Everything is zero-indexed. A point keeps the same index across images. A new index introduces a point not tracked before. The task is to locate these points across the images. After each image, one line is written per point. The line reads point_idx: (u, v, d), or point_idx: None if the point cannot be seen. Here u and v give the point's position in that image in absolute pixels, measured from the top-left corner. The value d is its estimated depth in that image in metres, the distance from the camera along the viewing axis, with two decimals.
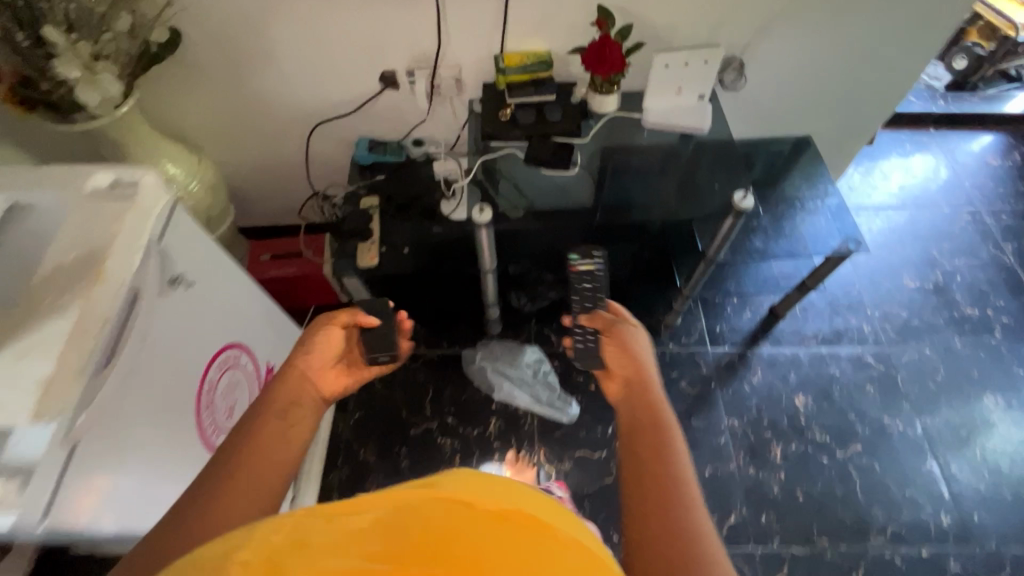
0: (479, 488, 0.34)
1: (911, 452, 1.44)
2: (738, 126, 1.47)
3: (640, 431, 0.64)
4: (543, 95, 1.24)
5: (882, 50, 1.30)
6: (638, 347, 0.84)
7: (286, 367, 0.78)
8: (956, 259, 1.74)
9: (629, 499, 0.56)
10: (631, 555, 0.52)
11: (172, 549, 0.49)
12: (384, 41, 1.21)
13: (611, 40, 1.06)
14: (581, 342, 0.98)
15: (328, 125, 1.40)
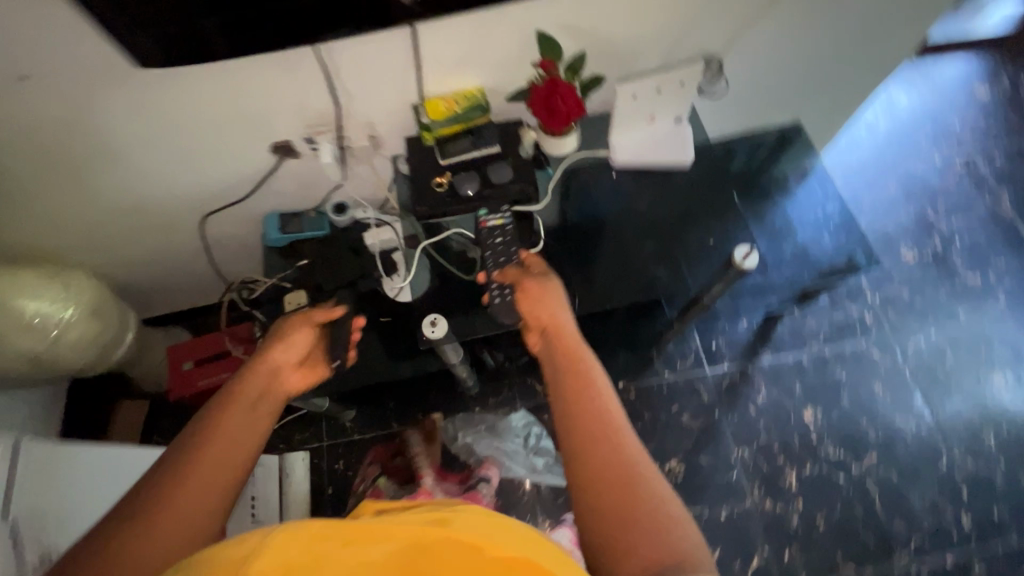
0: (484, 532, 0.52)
1: (924, 453, 1.40)
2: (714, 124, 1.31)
3: (575, 392, 0.79)
4: (484, 151, 1.00)
5: (866, 37, 1.14)
6: (554, 297, 0.92)
7: (223, 397, 0.81)
8: (954, 218, 1.67)
9: (578, 461, 0.71)
10: (579, 500, 0.69)
11: (135, 561, 0.61)
12: (268, 111, 0.94)
13: (564, 87, 0.86)
14: (497, 297, 0.97)
15: (227, 207, 1.14)
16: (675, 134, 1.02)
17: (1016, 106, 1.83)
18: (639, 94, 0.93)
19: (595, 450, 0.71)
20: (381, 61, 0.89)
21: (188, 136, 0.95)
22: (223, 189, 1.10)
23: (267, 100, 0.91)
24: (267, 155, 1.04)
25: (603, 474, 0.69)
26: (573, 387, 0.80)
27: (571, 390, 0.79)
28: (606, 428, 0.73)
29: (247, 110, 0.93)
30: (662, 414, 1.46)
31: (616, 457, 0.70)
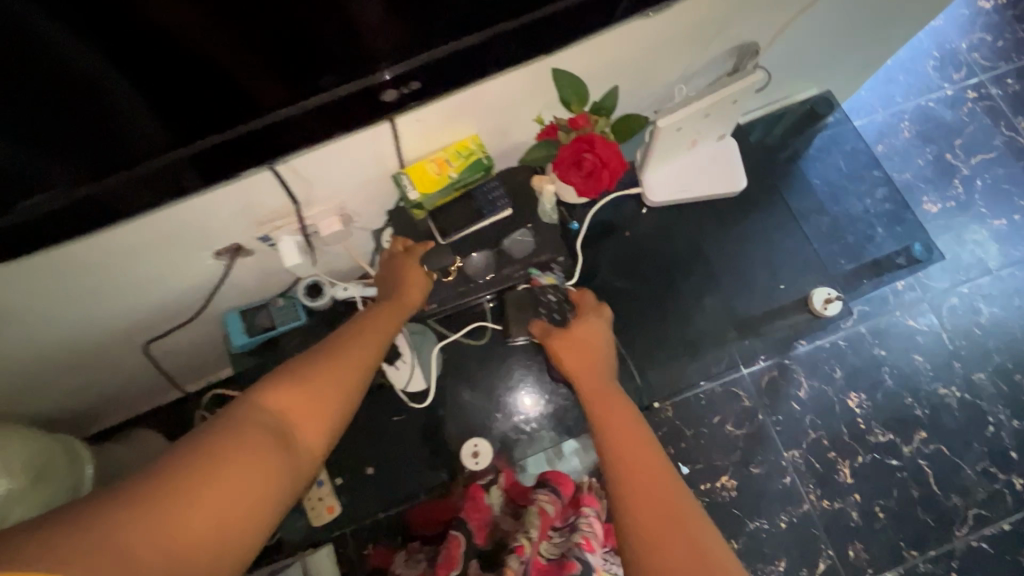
0: None
1: (971, 419, 1.35)
2: None
3: (628, 460, 0.70)
4: (495, 217, 0.79)
5: None
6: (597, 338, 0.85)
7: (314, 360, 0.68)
8: (973, 157, 1.54)
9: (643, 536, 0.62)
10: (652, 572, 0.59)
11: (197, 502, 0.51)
12: (202, 220, 0.70)
13: (609, 153, 0.64)
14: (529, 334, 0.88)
15: (171, 323, 0.90)
16: (718, 162, 0.96)
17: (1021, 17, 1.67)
18: (684, 122, 0.73)
19: (678, 531, 0.61)
20: (351, 137, 0.65)
21: (103, 269, 0.70)
22: (165, 307, 0.85)
23: (207, 208, 0.67)
24: (215, 261, 0.80)
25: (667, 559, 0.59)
26: (616, 440, 0.72)
27: (633, 457, 0.70)
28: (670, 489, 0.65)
29: (180, 224, 0.68)
30: (704, 428, 1.35)
31: (700, 540, 0.61)
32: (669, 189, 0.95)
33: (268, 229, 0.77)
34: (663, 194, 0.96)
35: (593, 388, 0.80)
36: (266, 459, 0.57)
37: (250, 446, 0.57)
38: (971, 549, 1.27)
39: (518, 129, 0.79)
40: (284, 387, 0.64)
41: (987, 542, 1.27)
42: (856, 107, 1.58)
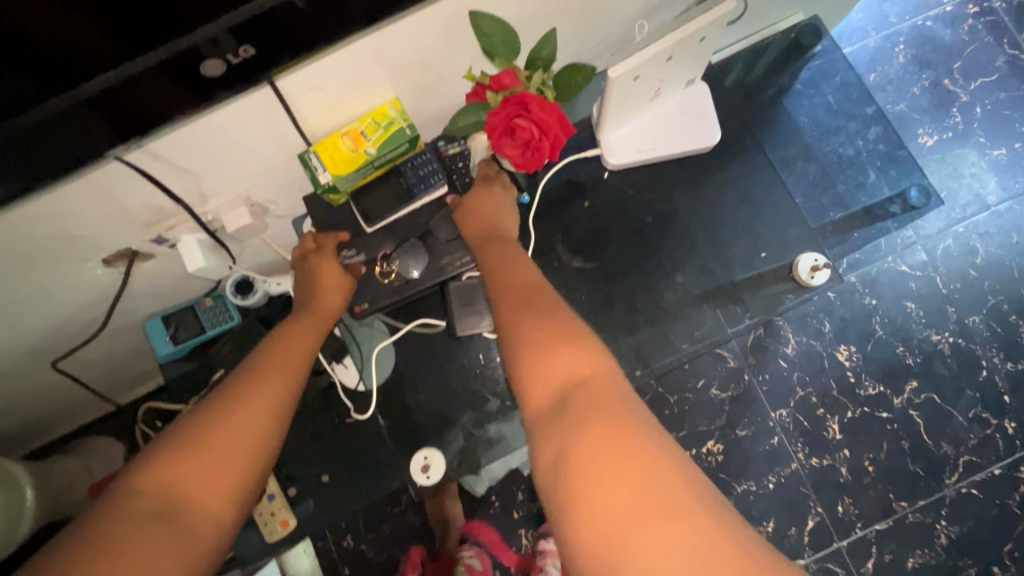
0: None
1: (963, 365, 1.30)
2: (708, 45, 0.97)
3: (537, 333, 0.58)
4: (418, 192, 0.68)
5: None
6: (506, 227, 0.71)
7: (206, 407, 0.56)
8: (972, 81, 1.41)
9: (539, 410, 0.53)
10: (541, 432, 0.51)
11: None
12: (74, 230, 0.58)
13: (543, 116, 0.52)
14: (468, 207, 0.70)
15: (80, 340, 0.79)
16: (685, 115, 0.84)
17: None
18: (642, 69, 0.60)
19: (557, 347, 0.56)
20: (229, 116, 0.52)
21: None
22: (64, 324, 0.74)
23: (66, 215, 0.55)
24: (107, 270, 0.68)
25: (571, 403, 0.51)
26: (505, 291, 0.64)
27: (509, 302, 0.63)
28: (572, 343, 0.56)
29: (38, 235, 0.56)
30: (688, 393, 1.29)
31: (616, 408, 0.50)
32: (629, 149, 0.83)
33: (160, 230, 0.64)
34: (624, 156, 0.84)
35: (496, 258, 0.67)
36: (167, 521, 0.47)
37: (146, 512, 0.47)
38: (961, 496, 1.25)
39: (447, 90, 0.66)
40: (182, 430, 0.54)
41: (977, 488, 1.25)
42: (846, 33, 1.43)
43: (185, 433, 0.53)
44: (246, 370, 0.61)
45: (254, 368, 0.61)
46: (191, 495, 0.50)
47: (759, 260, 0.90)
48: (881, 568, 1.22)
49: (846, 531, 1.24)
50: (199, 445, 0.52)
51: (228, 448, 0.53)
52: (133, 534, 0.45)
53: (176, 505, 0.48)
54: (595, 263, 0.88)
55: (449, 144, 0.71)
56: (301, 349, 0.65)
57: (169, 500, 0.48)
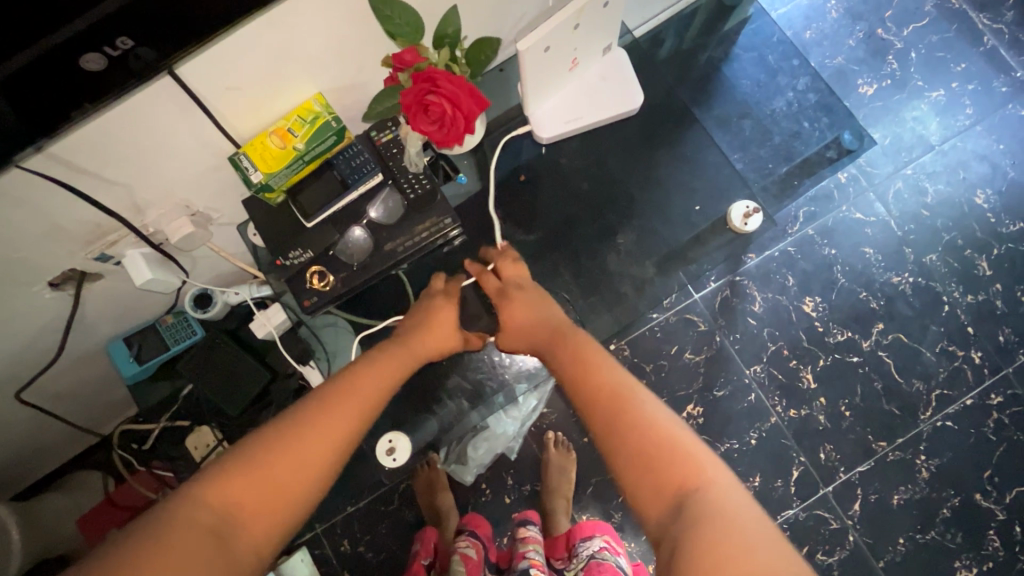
0: None
1: (926, 302, 1.33)
2: (633, 17, 0.99)
3: (622, 414, 0.67)
4: (353, 187, 0.68)
5: None
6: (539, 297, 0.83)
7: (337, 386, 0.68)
8: (904, 28, 1.45)
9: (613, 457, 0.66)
10: (621, 469, 0.65)
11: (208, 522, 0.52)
12: (12, 254, 0.59)
13: (452, 88, 0.54)
14: (411, 188, 0.70)
15: (42, 370, 0.80)
16: (609, 80, 0.87)
17: None
18: (552, 39, 0.62)
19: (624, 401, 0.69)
20: (145, 119, 0.53)
21: None
22: (22, 352, 0.75)
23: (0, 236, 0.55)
24: (54, 293, 0.69)
25: (644, 440, 0.64)
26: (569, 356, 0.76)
27: (573, 367, 0.74)
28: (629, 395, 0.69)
29: None
30: (662, 360, 1.31)
31: (675, 444, 0.63)
32: (558, 122, 0.86)
33: (102, 246, 0.65)
34: (556, 128, 0.86)
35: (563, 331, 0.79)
36: (222, 533, 0.52)
37: (208, 520, 0.52)
38: (938, 429, 1.28)
39: (369, 83, 0.68)
40: (260, 448, 0.59)
41: (951, 420, 1.28)
42: None
43: (265, 448, 0.59)
44: (315, 409, 0.64)
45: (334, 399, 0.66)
46: (251, 516, 0.55)
47: (697, 214, 0.92)
48: (868, 507, 1.25)
49: (830, 476, 1.27)
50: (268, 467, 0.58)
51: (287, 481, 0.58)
52: (189, 538, 0.50)
53: (232, 524, 0.53)
54: (544, 238, 0.90)
55: (382, 132, 0.70)
56: (366, 410, 0.67)
57: (226, 514, 0.54)
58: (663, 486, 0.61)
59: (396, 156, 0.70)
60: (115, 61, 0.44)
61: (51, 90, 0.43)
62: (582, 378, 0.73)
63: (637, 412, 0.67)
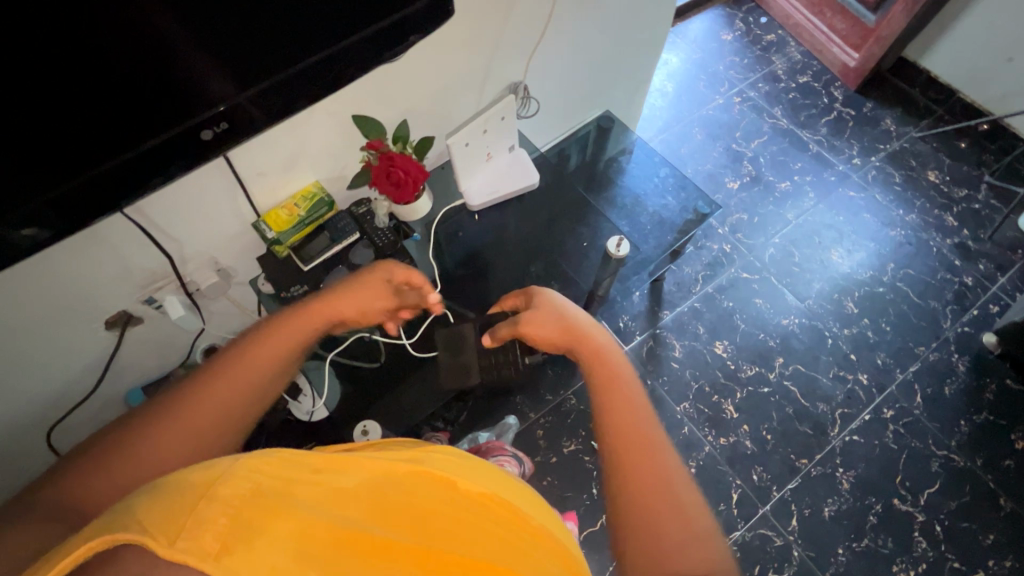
0: (461, 477, 0.47)
1: (813, 337, 1.62)
2: (539, 138, 1.41)
3: (628, 441, 0.61)
4: (340, 240, 0.96)
5: (638, 34, 1.30)
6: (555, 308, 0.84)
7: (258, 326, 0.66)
8: (752, 142, 1.95)
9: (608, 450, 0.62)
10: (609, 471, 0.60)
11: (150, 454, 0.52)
12: (92, 294, 0.83)
13: (401, 160, 0.85)
14: (382, 238, 0.99)
15: (75, 410, 0.97)
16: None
17: (755, 41, 2.19)
18: (469, 137, 0.97)
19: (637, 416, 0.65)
20: (206, 197, 0.83)
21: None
22: (63, 390, 0.93)
23: (90, 276, 0.80)
24: (107, 333, 0.91)
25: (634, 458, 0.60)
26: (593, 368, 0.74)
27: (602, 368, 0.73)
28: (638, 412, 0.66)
29: (69, 295, 0.80)
30: None
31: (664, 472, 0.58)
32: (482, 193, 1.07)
33: (152, 291, 0.89)
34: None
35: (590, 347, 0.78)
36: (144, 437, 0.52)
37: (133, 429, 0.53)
38: (848, 444, 1.47)
39: (350, 175, 1.00)
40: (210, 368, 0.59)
41: (857, 434, 1.48)
42: (656, 126, 1.98)
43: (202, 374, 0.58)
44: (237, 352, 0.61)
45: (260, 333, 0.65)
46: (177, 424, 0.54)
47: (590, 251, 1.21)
48: (805, 521, 1.38)
49: (766, 496, 1.41)
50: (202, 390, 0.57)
51: (241, 376, 0.59)
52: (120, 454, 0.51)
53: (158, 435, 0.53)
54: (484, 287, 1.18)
55: (360, 206, 1.01)
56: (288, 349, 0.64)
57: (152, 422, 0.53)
58: (652, 518, 0.54)
59: (371, 220, 1.00)
60: (136, 184, 0.62)
61: (84, 205, 0.60)
62: (604, 394, 0.68)
63: (637, 437, 0.62)
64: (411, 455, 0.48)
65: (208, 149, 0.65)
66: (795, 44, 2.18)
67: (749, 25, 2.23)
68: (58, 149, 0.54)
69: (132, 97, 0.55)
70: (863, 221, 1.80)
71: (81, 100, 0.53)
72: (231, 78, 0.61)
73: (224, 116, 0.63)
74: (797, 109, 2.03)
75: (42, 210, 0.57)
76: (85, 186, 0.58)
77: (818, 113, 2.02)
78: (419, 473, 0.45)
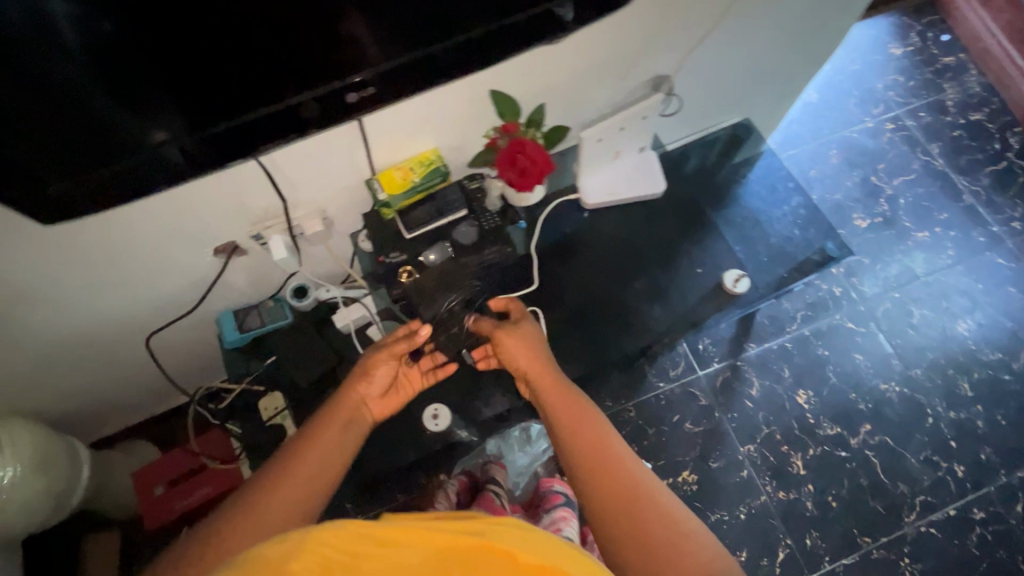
0: (537, 548, 0.44)
1: (911, 411, 1.46)
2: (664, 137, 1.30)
3: (606, 484, 0.71)
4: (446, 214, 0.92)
5: (812, 43, 1.13)
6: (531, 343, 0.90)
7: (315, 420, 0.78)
8: (894, 179, 1.73)
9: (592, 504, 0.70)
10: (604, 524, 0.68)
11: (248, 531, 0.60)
12: (209, 222, 0.84)
13: (532, 148, 0.79)
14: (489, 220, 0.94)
15: (174, 321, 1.03)
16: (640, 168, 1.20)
17: (928, 61, 1.91)
18: (601, 134, 0.89)
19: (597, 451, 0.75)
20: (328, 149, 0.81)
21: (117, 259, 0.82)
22: (166, 301, 0.98)
23: (210, 206, 0.81)
24: (213, 258, 0.93)
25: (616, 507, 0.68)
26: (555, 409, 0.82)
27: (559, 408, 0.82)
28: (600, 452, 0.75)
29: (186, 219, 0.81)
30: (664, 426, 1.45)
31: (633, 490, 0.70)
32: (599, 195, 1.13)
33: (260, 228, 0.90)
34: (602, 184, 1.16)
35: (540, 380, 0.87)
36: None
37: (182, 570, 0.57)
38: (921, 534, 1.34)
39: (469, 149, 0.96)
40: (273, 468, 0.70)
41: (935, 527, 1.35)
42: (789, 139, 1.79)
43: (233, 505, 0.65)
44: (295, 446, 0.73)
45: (296, 453, 0.72)
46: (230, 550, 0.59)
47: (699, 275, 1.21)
48: None
49: (815, 564, 1.32)
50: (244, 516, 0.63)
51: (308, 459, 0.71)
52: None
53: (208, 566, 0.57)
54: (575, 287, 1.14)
55: (472, 181, 0.97)
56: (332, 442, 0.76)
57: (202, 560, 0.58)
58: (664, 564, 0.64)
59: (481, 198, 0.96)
60: (259, 119, 0.57)
61: (205, 127, 0.55)
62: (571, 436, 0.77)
63: (637, 508, 0.68)
64: (486, 524, 0.46)
65: (340, 113, 0.61)
66: (976, 73, 1.88)
67: (926, 41, 1.94)
68: (217, 85, 0.52)
69: (281, 23, 0.50)
70: (1005, 294, 1.58)
71: (233, 19, 0.47)
72: (394, 36, 0.56)
73: (372, 75, 0.59)
74: (959, 150, 1.77)
75: (194, 143, 0.56)
76: (210, 102, 0.54)
77: (983, 160, 1.76)
78: (486, 548, 0.43)
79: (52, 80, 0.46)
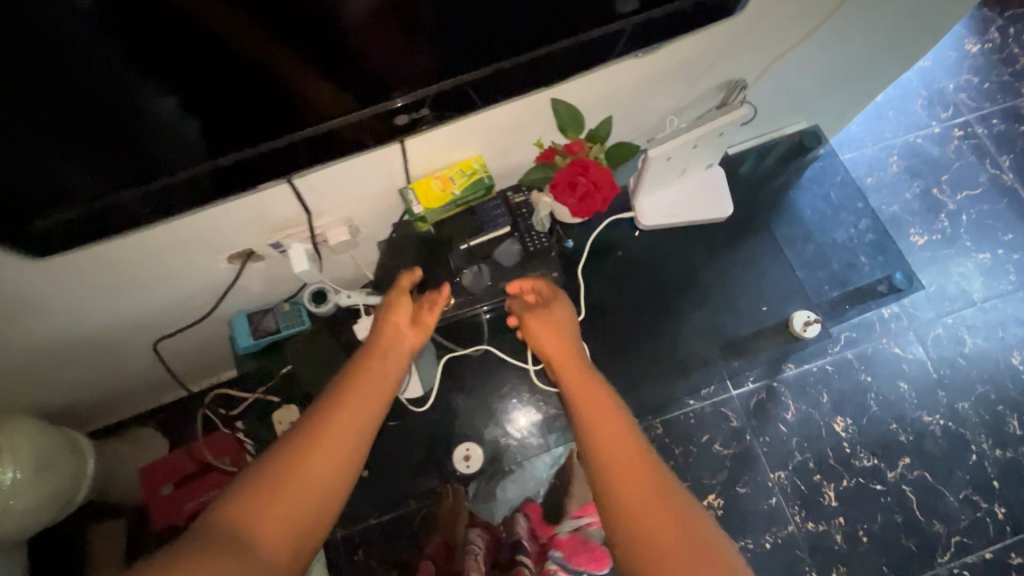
0: None
1: (955, 446, 1.38)
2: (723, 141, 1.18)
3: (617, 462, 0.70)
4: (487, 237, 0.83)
5: (908, 47, 1.00)
6: (563, 324, 0.90)
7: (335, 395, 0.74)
8: (958, 193, 1.61)
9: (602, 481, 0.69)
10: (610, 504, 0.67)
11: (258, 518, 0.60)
12: (223, 229, 0.75)
13: (598, 175, 0.68)
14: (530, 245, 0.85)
15: (183, 323, 0.95)
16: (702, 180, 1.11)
17: (1007, 61, 1.74)
18: (675, 152, 0.79)
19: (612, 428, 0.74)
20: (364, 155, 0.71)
21: (121, 265, 0.74)
22: (175, 305, 0.91)
23: (225, 214, 0.72)
24: (227, 264, 0.84)
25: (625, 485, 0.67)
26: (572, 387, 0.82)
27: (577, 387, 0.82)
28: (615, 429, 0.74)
29: (197, 226, 0.72)
30: (693, 446, 1.38)
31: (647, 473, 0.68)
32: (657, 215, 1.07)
33: (279, 237, 0.81)
34: (658, 201, 1.08)
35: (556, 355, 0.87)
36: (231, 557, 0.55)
37: (217, 543, 0.56)
38: None
39: (515, 154, 0.87)
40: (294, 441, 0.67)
41: (969, 570, 1.29)
42: (846, 141, 1.66)
43: (261, 471, 0.63)
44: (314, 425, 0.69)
45: (324, 417, 0.70)
46: (262, 526, 0.60)
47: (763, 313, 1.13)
48: None
49: None
50: (277, 485, 0.62)
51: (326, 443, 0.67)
52: (211, 561, 0.54)
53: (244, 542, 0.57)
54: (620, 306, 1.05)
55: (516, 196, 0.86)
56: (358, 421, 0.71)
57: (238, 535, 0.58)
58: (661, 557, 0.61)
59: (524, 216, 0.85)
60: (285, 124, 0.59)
61: (220, 132, 0.57)
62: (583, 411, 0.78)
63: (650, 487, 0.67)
64: None
65: (373, 139, 0.65)
66: None
67: (1007, 39, 1.77)
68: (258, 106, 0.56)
69: (328, 53, 0.54)
70: None
71: (253, 42, 0.49)
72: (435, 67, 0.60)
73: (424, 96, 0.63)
74: None
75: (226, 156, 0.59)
76: (226, 108, 0.55)
77: None
78: None
79: (116, 98, 0.50)
